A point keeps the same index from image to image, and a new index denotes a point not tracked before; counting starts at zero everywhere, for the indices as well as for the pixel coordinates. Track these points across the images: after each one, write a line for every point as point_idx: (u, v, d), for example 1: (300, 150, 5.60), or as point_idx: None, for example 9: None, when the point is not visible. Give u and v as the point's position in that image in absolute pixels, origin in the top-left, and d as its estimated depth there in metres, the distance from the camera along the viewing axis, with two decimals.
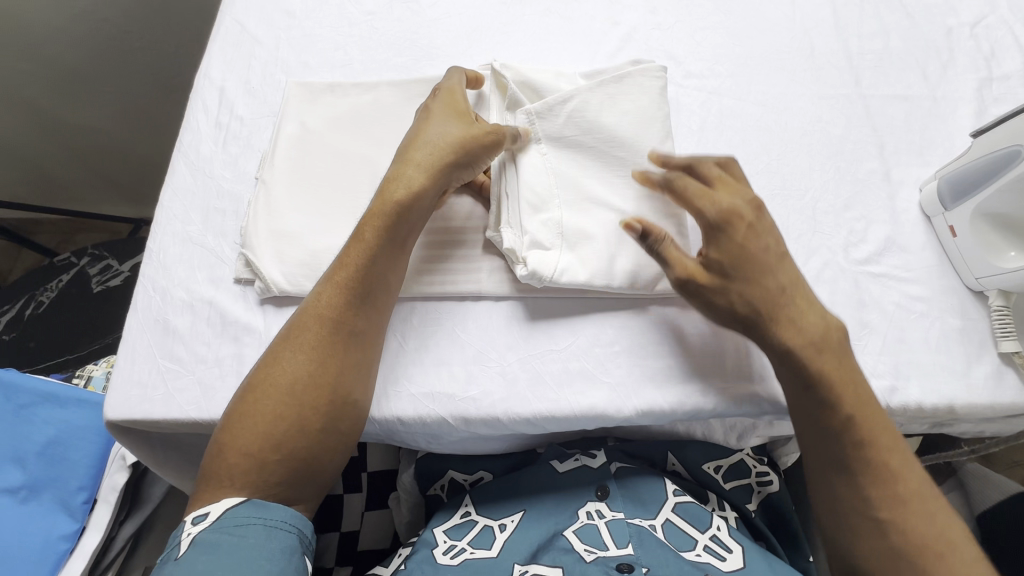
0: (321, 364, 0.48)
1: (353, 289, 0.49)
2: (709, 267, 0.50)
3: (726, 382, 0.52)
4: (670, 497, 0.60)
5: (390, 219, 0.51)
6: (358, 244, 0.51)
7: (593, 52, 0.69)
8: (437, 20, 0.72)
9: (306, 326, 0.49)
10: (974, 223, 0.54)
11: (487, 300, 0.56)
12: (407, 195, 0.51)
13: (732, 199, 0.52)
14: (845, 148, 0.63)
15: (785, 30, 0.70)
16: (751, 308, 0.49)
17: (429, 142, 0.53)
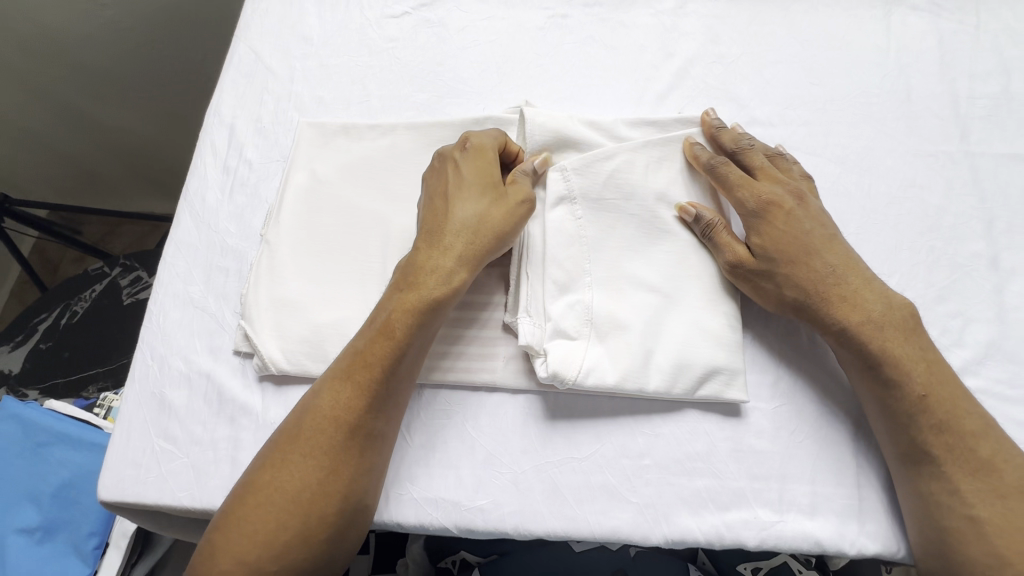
0: (335, 473, 0.42)
1: (378, 391, 0.44)
2: (756, 250, 0.48)
3: (776, 515, 0.45)
4: None
5: (424, 312, 0.46)
6: (387, 337, 0.45)
7: (639, 91, 0.60)
8: (464, 49, 0.64)
9: (322, 429, 0.43)
10: None
11: (503, 391, 0.50)
12: (446, 290, 0.46)
13: (773, 186, 0.50)
14: (943, 222, 0.53)
15: (875, 66, 0.59)
16: (802, 293, 0.46)
17: (470, 224, 0.47)
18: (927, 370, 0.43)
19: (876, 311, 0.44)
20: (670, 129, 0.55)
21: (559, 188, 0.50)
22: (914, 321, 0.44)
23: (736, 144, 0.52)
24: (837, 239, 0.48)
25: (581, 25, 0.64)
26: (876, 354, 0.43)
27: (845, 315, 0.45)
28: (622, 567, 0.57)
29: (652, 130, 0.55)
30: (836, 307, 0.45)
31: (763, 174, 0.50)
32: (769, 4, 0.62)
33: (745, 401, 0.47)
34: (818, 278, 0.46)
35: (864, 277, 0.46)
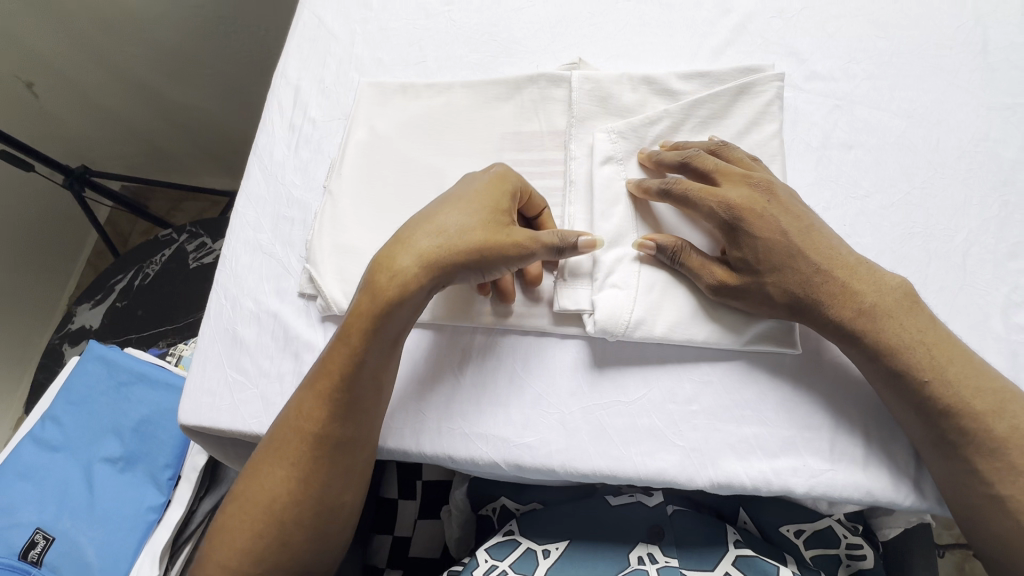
0: (304, 481, 0.46)
1: (336, 402, 0.46)
2: (735, 265, 0.46)
3: (827, 464, 0.44)
4: (731, 547, 0.54)
5: (376, 319, 0.45)
6: (344, 347, 0.46)
7: (694, 48, 0.60)
8: (518, 10, 0.65)
9: (289, 441, 0.46)
10: None
11: (553, 337, 0.51)
12: (398, 292, 0.44)
13: (739, 187, 0.47)
14: (1018, 177, 0.50)
15: (947, 18, 0.56)
16: (790, 296, 0.44)
17: (445, 232, 0.45)
18: (930, 353, 0.41)
19: (869, 299, 0.43)
20: (725, 83, 0.54)
21: (606, 149, 0.52)
22: (908, 304, 0.42)
23: (680, 157, 0.49)
24: (814, 232, 0.45)
25: None
26: (878, 343, 0.42)
27: (838, 310, 0.43)
28: (659, 524, 0.56)
29: (706, 83, 0.55)
30: (832, 302, 0.43)
31: (723, 176, 0.47)
32: None
33: (800, 351, 0.47)
34: (804, 279, 0.44)
35: (850, 268, 0.44)
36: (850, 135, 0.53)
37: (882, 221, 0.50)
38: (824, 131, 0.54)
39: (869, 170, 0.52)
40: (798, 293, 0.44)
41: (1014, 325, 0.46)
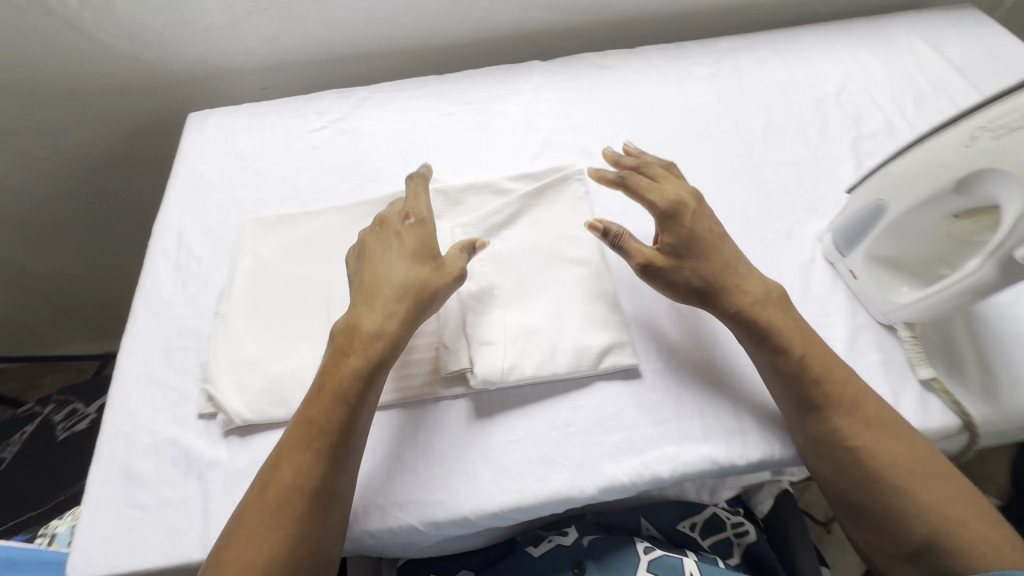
0: (304, 535, 0.47)
1: (334, 453, 0.50)
2: (666, 250, 0.58)
3: (679, 447, 0.55)
4: (643, 556, 0.60)
5: (367, 373, 0.53)
6: (337, 400, 0.51)
7: (517, 157, 0.78)
8: (375, 147, 0.80)
9: (287, 500, 0.48)
10: (869, 266, 0.59)
11: (444, 399, 0.58)
12: (384, 348, 0.54)
13: (675, 190, 0.61)
14: (750, 212, 0.70)
15: (680, 118, 0.80)
16: (705, 282, 0.57)
17: (406, 292, 0.56)
18: (797, 332, 0.55)
19: (761, 293, 0.57)
20: (541, 179, 0.72)
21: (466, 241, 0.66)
22: (784, 300, 0.57)
23: (636, 164, 0.65)
24: (728, 240, 0.60)
25: (465, 119, 0.83)
26: (768, 324, 0.55)
27: (738, 300, 0.56)
28: (581, 558, 0.61)
29: (529, 181, 0.72)
30: (732, 295, 0.56)
31: (665, 182, 0.62)
32: (600, 87, 0.85)
33: (637, 363, 0.59)
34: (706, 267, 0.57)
35: (748, 273, 0.58)
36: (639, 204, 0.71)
37: None
38: (621, 204, 0.71)
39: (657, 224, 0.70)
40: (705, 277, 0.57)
41: None
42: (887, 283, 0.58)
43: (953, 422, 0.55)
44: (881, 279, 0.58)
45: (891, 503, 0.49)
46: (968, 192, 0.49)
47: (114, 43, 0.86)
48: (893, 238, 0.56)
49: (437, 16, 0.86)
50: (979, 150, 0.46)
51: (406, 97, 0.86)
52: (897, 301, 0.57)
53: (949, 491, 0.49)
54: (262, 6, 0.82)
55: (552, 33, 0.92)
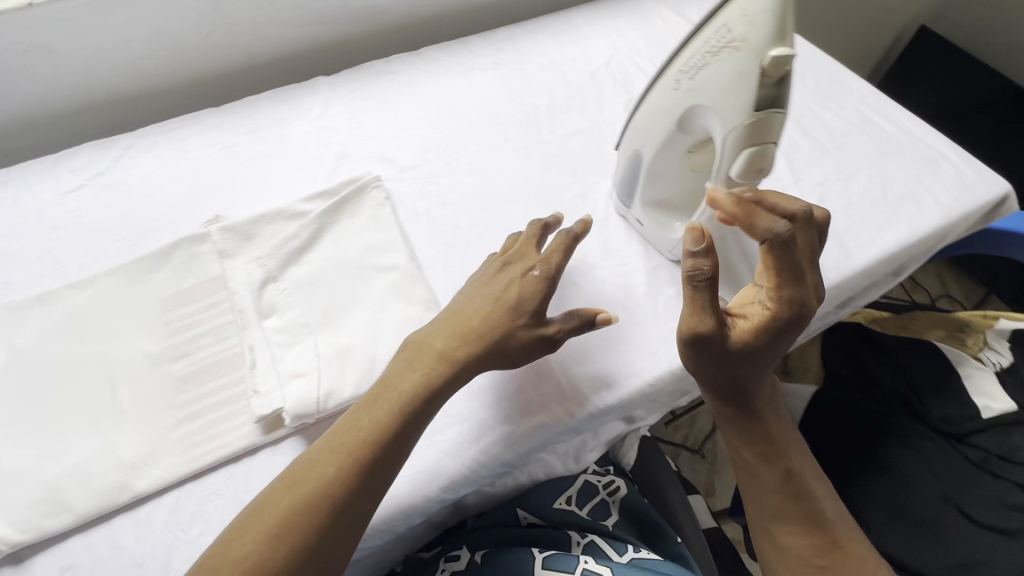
0: None
1: (320, 524, 0.43)
2: (708, 328, 0.49)
3: (513, 423, 0.55)
4: (539, 557, 0.60)
5: (377, 447, 0.46)
6: (334, 464, 0.45)
7: (312, 176, 0.74)
8: (149, 196, 0.72)
9: (255, 567, 0.41)
10: (647, 211, 0.63)
11: (265, 448, 0.54)
12: (400, 423, 0.48)
13: (764, 227, 0.47)
14: (547, 186, 0.73)
15: (471, 109, 0.82)
16: (724, 365, 0.52)
17: (450, 335, 0.52)
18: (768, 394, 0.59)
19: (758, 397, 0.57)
20: (337, 194, 0.69)
21: (263, 273, 0.62)
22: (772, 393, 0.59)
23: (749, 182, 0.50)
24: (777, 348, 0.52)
25: (250, 148, 0.77)
26: (753, 410, 0.58)
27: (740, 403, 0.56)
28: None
29: (325, 199, 0.69)
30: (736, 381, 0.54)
31: (757, 219, 0.47)
32: (390, 93, 0.84)
33: None
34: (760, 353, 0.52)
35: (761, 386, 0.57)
36: (443, 200, 0.71)
37: (483, 244, 0.68)
38: (425, 203, 0.71)
39: (463, 215, 0.70)
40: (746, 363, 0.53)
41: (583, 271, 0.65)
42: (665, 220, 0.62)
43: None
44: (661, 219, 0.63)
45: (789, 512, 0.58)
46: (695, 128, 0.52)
47: None
48: (654, 181, 0.60)
49: (195, 43, 0.80)
50: (692, 89, 0.49)
51: (179, 135, 0.78)
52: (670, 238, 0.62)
53: (830, 515, 0.58)
54: None
55: (331, 45, 0.90)
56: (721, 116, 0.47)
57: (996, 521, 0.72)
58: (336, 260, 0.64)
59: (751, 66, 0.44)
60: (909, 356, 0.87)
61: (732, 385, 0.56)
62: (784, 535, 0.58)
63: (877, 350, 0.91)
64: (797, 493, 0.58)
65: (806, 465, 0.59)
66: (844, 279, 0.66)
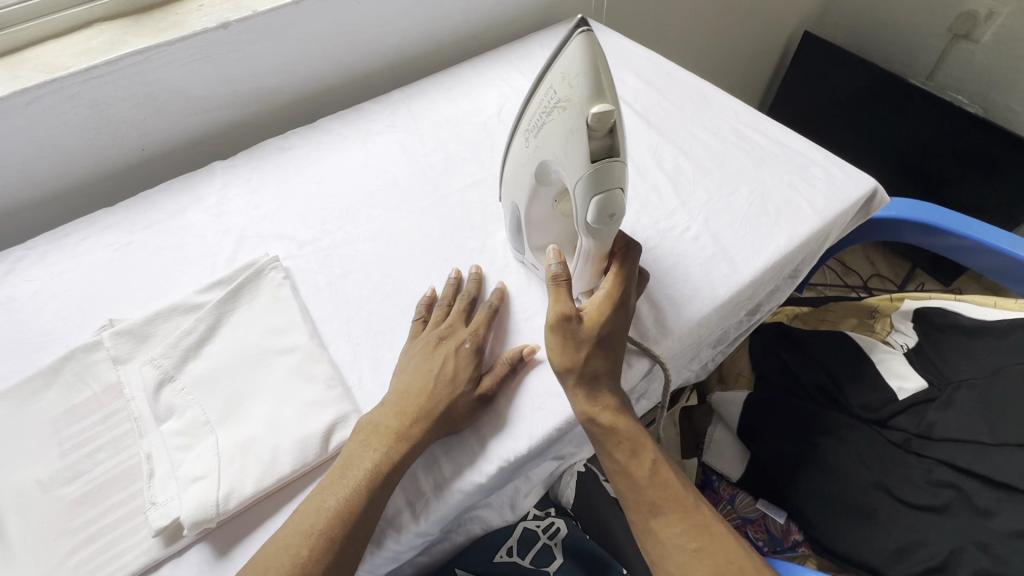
0: None
1: None
2: (572, 335, 0.56)
3: (423, 490, 0.55)
4: None
5: (343, 522, 0.49)
6: (307, 544, 0.48)
7: (211, 264, 0.74)
8: (40, 308, 0.70)
9: None
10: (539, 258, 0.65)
11: (169, 561, 0.52)
12: (366, 494, 0.50)
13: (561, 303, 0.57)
14: (447, 241, 0.75)
15: (369, 175, 0.84)
16: (593, 372, 0.56)
17: (409, 393, 0.56)
18: (621, 398, 0.58)
19: (617, 404, 0.57)
20: (235, 281, 0.69)
21: (156, 376, 0.60)
22: (625, 401, 0.58)
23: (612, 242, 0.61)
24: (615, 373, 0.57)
25: (146, 244, 0.76)
26: (611, 413, 0.56)
27: (603, 411, 0.56)
28: None
29: (222, 287, 0.68)
30: (592, 393, 0.56)
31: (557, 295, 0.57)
32: (287, 170, 0.85)
33: None
34: (591, 345, 0.56)
35: (616, 397, 0.57)
36: (344, 270, 0.72)
37: (385, 309, 0.68)
38: (326, 275, 0.71)
39: (365, 282, 0.71)
40: (584, 352, 0.56)
41: None
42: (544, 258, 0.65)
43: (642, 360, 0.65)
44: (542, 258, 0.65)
45: (662, 511, 0.55)
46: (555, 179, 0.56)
47: None
48: (533, 228, 0.62)
49: (80, 146, 0.80)
50: (547, 143, 0.54)
51: (71, 242, 0.77)
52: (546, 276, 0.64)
53: (699, 511, 0.55)
54: None
55: (226, 131, 0.91)
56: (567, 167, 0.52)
57: (924, 500, 0.74)
58: (236, 347, 0.63)
59: (580, 125, 0.49)
60: (817, 347, 0.92)
61: (591, 388, 0.56)
62: (663, 529, 0.55)
63: (795, 346, 0.94)
64: (670, 495, 0.55)
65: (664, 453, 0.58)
66: (737, 291, 0.69)
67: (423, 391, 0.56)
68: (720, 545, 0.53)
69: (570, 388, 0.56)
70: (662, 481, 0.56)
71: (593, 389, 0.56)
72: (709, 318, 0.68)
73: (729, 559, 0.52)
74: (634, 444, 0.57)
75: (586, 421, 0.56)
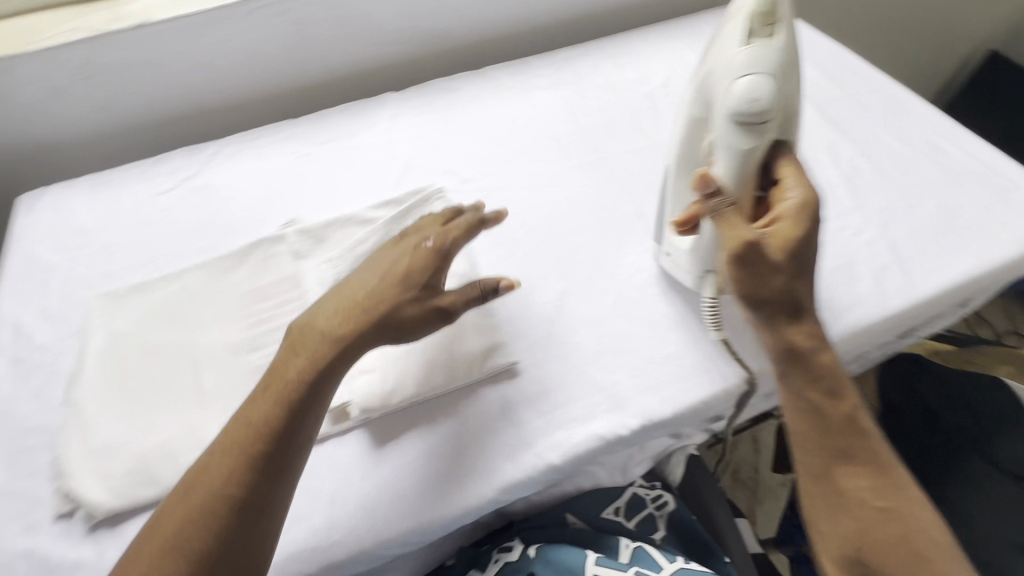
0: (223, 541, 0.44)
1: (255, 463, 0.46)
2: (774, 257, 0.50)
3: (567, 431, 0.57)
4: (590, 554, 0.62)
5: (290, 393, 0.49)
6: (263, 408, 0.48)
7: (379, 186, 0.79)
8: (231, 198, 0.78)
9: (209, 506, 0.45)
10: (671, 232, 0.63)
11: (331, 439, 0.57)
12: (302, 373, 0.50)
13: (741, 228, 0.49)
14: (603, 201, 0.75)
15: (530, 126, 0.85)
16: (794, 297, 0.51)
17: (366, 284, 0.54)
18: (822, 331, 0.52)
19: (818, 334, 0.52)
20: (403, 204, 0.73)
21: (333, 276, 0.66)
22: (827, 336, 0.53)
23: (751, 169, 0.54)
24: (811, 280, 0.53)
25: (323, 157, 0.82)
26: (814, 344, 0.51)
27: (799, 337, 0.51)
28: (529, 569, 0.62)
29: (391, 208, 0.73)
30: (789, 321, 0.51)
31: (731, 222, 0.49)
32: (452, 110, 0.88)
33: (515, 362, 0.60)
34: (800, 277, 0.51)
35: (816, 329, 0.52)
36: (501, 212, 0.75)
37: (539, 256, 0.70)
38: None
39: (521, 228, 0.73)
40: (791, 281, 0.50)
41: (639, 288, 0.67)
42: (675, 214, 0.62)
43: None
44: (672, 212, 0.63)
45: (851, 459, 0.50)
46: (705, 102, 0.55)
47: None
48: (677, 194, 0.61)
49: (278, 58, 0.86)
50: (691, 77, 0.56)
51: (258, 145, 0.84)
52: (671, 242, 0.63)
53: (890, 470, 0.50)
54: (83, 74, 0.79)
55: (398, 66, 0.95)
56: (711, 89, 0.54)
57: None
58: None
59: (744, 21, 0.51)
60: (965, 386, 0.85)
61: (790, 312, 0.51)
62: (846, 479, 0.49)
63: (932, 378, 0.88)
64: (861, 443, 0.50)
65: (864, 404, 0.53)
66: (911, 306, 0.65)
67: (394, 274, 0.54)
68: (908, 508, 0.48)
69: (772, 317, 0.51)
70: (858, 430, 0.50)
71: (795, 317, 0.51)
72: (873, 328, 0.64)
73: (920, 525, 0.47)
74: (835, 382, 0.51)
75: (780, 350, 0.52)
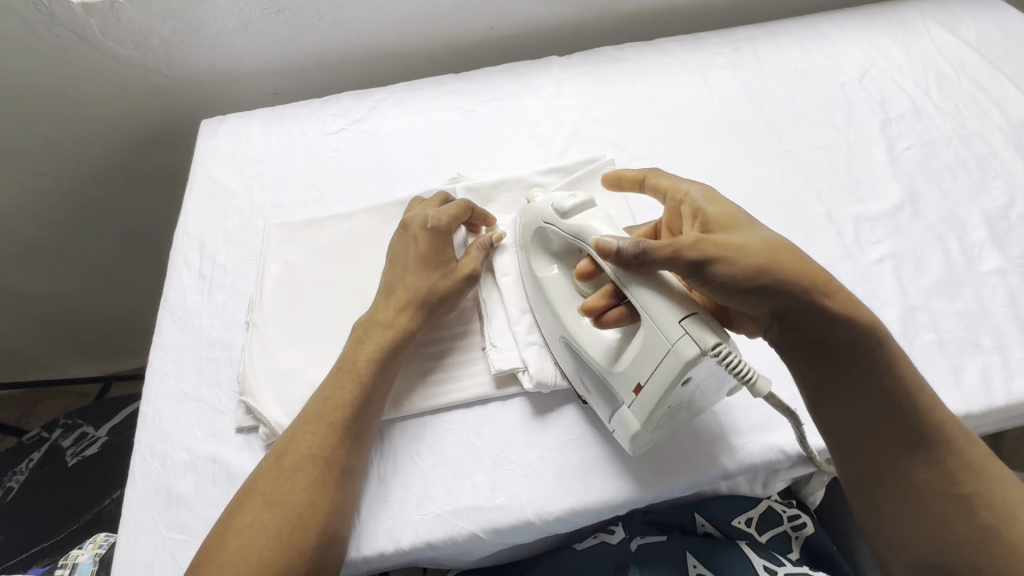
0: (323, 501, 0.47)
1: (343, 429, 0.50)
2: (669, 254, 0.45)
3: (744, 438, 0.53)
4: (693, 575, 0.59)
5: (374, 369, 0.52)
6: (347, 385, 0.51)
7: (545, 152, 0.77)
8: (397, 147, 0.78)
9: (301, 467, 0.48)
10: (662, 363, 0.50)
11: (495, 402, 0.56)
12: (387, 346, 0.53)
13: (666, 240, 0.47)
14: (788, 198, 0.69)
15: (706, 106, 0.80)
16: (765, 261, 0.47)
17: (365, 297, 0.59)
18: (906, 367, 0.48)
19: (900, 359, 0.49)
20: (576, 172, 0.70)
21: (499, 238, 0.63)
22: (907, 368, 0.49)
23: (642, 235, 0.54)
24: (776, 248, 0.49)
25: (486, 115, 0.81)
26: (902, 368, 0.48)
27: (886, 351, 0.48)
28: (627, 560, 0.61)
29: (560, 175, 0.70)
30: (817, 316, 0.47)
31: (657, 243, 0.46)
32: (622, 80, 0.83)
33: None
34: (751, 238, 0.48)
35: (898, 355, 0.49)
36: None
37: None
38: None
39: None
40: (749, 242, 0.47)
41: None
42: (588, 340, 0.50)
43: (1021, 394, 0.56)
44: (588, 329, 0.51)
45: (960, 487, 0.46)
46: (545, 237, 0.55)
47: (122, 52, 0.83)
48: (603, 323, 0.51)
49: (454, 10, 0.84)
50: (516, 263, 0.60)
51: (424, 96, 0.84)
52: (634, 390, 0.47)
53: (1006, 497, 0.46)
54: (274, 8, 0.80)
55: (564, 31, 0.92)
56: (543, 233, 0.55)
57: None
58: None
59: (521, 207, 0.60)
60: None
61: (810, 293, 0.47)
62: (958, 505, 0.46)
63: None
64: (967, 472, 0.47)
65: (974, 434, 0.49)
66: None
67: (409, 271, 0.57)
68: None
69: (768, 281, 0.46)
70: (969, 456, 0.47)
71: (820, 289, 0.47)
72: None
73: None
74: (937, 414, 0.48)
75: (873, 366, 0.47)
